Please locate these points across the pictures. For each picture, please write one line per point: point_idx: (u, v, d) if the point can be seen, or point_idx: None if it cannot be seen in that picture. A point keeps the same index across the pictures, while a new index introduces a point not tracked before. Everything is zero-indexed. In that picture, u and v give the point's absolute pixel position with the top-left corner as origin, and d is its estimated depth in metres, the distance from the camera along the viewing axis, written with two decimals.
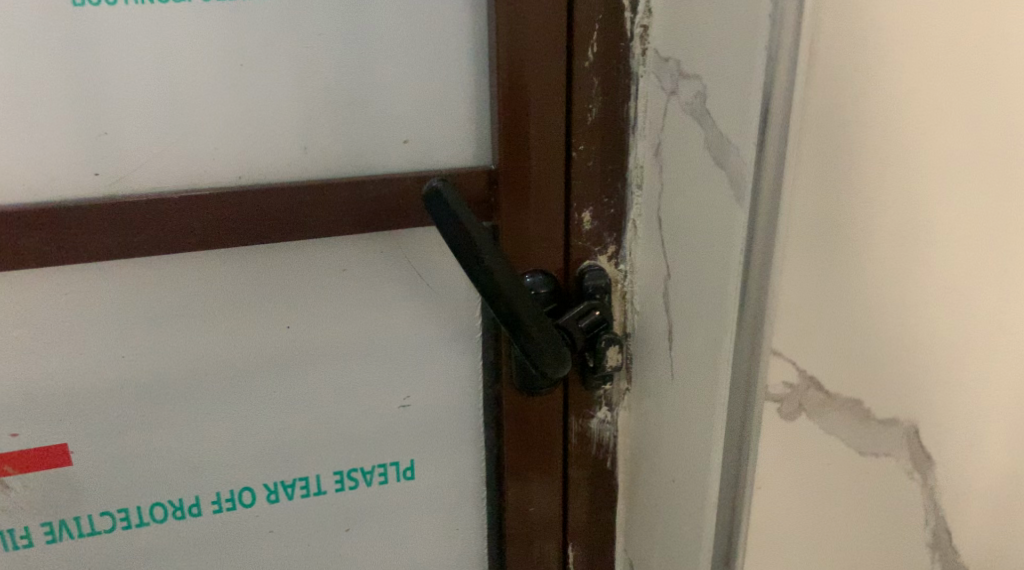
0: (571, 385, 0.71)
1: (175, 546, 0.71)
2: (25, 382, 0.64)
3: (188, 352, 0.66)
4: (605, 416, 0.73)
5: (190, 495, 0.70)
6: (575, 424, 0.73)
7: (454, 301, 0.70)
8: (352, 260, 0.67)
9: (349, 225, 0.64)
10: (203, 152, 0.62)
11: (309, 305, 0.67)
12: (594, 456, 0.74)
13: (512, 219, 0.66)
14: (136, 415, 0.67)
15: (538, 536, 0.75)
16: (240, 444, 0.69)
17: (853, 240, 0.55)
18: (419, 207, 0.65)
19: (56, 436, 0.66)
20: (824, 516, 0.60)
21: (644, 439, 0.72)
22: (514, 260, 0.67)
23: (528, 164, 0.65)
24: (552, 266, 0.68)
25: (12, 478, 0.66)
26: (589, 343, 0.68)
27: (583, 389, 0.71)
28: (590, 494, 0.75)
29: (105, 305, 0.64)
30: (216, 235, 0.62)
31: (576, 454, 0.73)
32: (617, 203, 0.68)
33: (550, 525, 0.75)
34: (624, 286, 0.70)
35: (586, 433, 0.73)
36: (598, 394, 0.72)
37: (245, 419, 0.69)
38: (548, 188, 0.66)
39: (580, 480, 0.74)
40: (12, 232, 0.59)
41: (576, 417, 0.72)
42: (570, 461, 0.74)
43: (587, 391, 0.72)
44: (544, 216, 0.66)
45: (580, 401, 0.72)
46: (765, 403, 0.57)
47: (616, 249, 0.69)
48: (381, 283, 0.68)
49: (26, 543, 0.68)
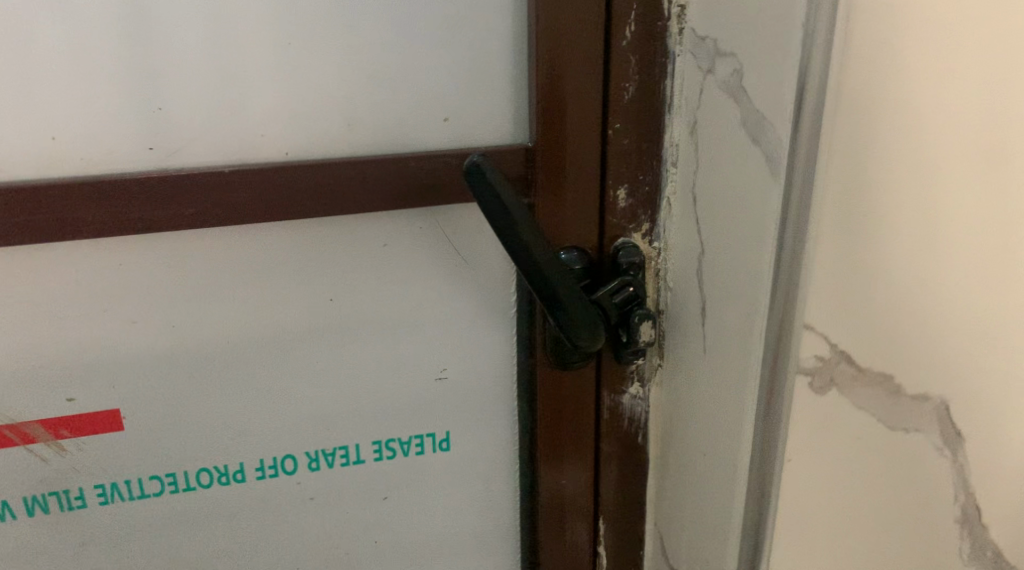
0: (604, 360, 0.72)
1: (220, 510, 0.73)
2: (81, 349, 0.67)
3: (234, 322, 0.68)
4: (637, 391, 0.74)
5: (235, 461, 0.72)
6: (608, 399, 0.74)
7: (491, 277, 0.72)
8: (392, 233, 0.69)
9: (388, 199, 0.66)
10: (251, 128, 0.64)
11: (350, 279, 0.69)
12: (626, 431, 0.75)
13: (548, 196, 0.67)
14: (184, 383, 0.69)
15: (570, 510, 0.76)
16: (283, 413, 0.72)
17: (884, 216, 0.55)
18: (460, 182, 0.67)
19: (108, 402, 0.68)
20: (852, 491, 0.61)
21: (675, 414, 0.73)
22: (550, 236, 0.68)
23: (565, 142, 0.66)
24: (586, 242, 0.69)
25: (68, 441, 0.69)
26: (622, 319, 0.69)
27: (616, 364, 0.72)
28: (622, 468, 0.76)
29: (157, 276, 0.66)
30: (260, 209, 0.64)
31: (609, 428, 0.75)
32: (652, 180, 0.69)
33: (581, 500, 0.76)
34: (657, 263, 0.71)
35: (618, 408, 0.74)
36: (630, 369, 0.73)
37: (287, 389, 0.71)
38: (585, 166, 0.67)
39: (612, 454, 0.75)
40: (71, 204, 0.62)
41: (608, 392, 0.73)
42: (603, 435, 0.75)
43: (620, 366, 0.73)
44: (580, 192, 0.67)
45: (613, 375, 0.73)
46: (797, 376, 0.58)
47: (650, 227, 0.70)
48: (420, 257, 0.70)
49: (80, 504, 0.71)
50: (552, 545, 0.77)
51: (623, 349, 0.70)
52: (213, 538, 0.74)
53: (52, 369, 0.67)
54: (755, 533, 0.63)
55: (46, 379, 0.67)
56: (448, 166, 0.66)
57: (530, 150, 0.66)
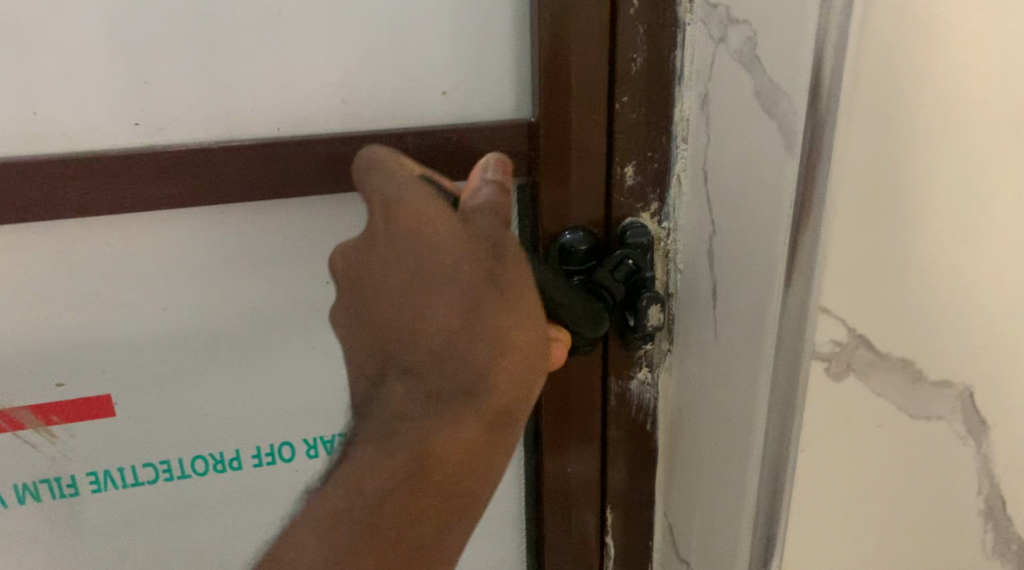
0: (611, 345, 0.69)
1: (216, 497, 0.72)
2: (69, 333, 0.64)
3: (227, 305, 0.66)
4: (645, 377, 0.71)
5: (230, 449, 0.70)
6: (615, 385, 0.70)
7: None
8: None
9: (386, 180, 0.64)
10: (242, 103, 0.61)
11: None
12: (634, 418, 0.71)
13: (550, 174, 0.64)
14: (177, 369, 0.67)
15: (572, 502, 0.73)
16: (280, 400, 0.70)
17: (908, 192, 0.51)
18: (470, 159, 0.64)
19: (99, 388, 0.66)
20: (872, 488, 0.57)
21: (684, 401, 0.69)
22: (550, 216, 0.65)
23: (568, 117, 0.63)
24: (591, 222, 0.66)
25: (58, 428, 0.67)
26: (629, 300, 0.66)
27: (624, 350, 0.69)
28: (630, 456, 0.73)
29: (148, 258, 0.64)
30: (254, 188, 0.62)
31: (616, 415, 0.71)
32: (661, 157, 0.66)
33: (587, 489, 0.72)
34: (666, 244, 0.68)
35: (626, 394, 0.71)
36: (638, 354, 0.70)
37: (285, 375, 0.69)
38: (589, 142, 0.63)
39: (620, 442, 0.72)
40: (55, 183, 0.59)
41: (615, 377, 0.70)
42: (611, 423, 0.71)
43: (628, 352, 0.69)
44: (585, 170, 0.64)
45: (620, 361, 0.69)
46: (812, 361, 0.54)
47: (660, 206, 0.67)
48: None
49: (72, 492, 0.69)
50: (557, 540, 0.74)
51: (631, 334, 0.67)
52: (212, 524, 0.73)
53: (41, 354, 0.65)
54: (768, 538, 0.58)
55: (34, 364, 0.65)
56: (448, 144, 0.63)
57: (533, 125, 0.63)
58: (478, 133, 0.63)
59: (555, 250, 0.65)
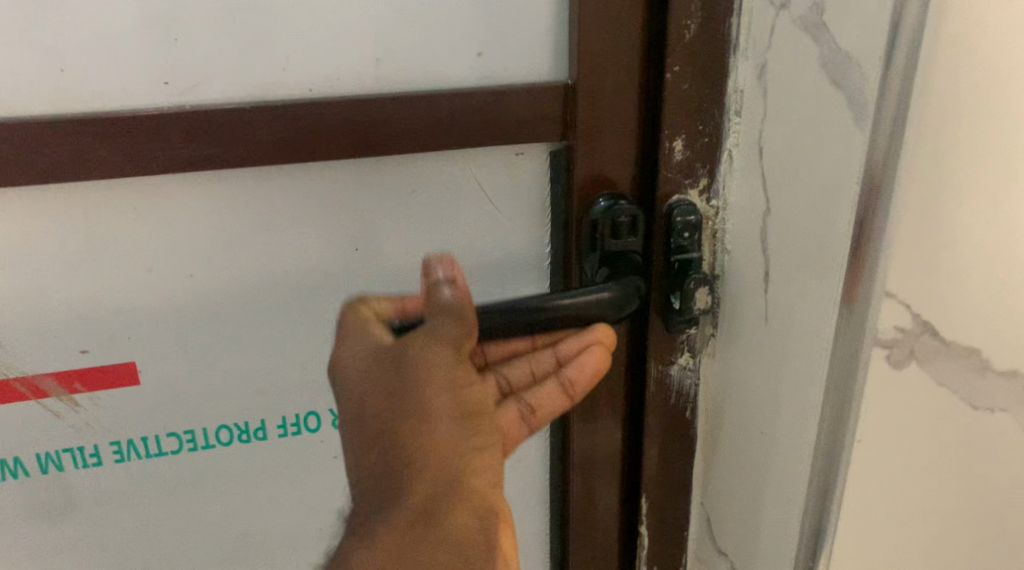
0: (652, 330, 0.65)
1: (240, 468, 0.70)
2: (94, 298, 0.62)
3: (254, 272, 0.64)
4: (687, 362, 0.67)
5: (255, 419, 0.68)
6: (655, 369, 0.66)
7: (520, 223, 0.66)
8: (422, 179, 0.64)
9: (420, 145, 0.61)
10: (274, 61, 0.59)
11: (377, 226, 0.65)
12: (675, 406, 0.67)
13: (586, 141, 0.62)
14: (203, 336, 0.65)
15: (596, 474, 0.70)
16: (305, 368, 0.68)
17: (988, 168, 0.48)
18: (515, 119, 0.62)
19: (124, 355, 0.64)
20: (931, 490, 0.54)
21: (729, 389, 0.65)
22: (584, 184, 0.63)
23: (607, 78, 0.60)
24: (627, 190, 0.64)
25: (81, 395, 0.65)
26: (674, 280, 0.64)
27: (667, 334, 0.65)
28: (665, 446, 0.69)
29: (174, 222, 0.62)
30: (282, 151, 0.60)
31: (654, 402, 0.67)
32: (712, 131, 0.62)
33: (613, 462, 0.70)
34: (714, 224, 0.64)
35: (665, 380, 0.67)
36: (680, 340, 0.66)
37: (311, 343, 0.67)
38: (625, 106, 0.61)
39: (656, 432, 0.68)
40: (81, 142, 0.57)
41: (655, 362, 0.66)
42: (650, 410, 0.67)
43: (671, 336, 0.65)
44: (622, 135, 0.62)
45: (661, 345, 0.66)
46: (873, 348, 0.51)
47: (709, 183, 0.63)
48: (451, 202, 0.65)
49: (95, 461, 0.67)
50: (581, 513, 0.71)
51: (674, 317, 0.64)
52: (235, 496, 0.71)
53: (64, 320, 0.63)
54: (817, 525, 0.56)
55: (57, 330, 0.63)
56: (478, 107, 0.61)
57: (569, 88, 0.61)
58: (511, 93, 0.61)
59: (589, 220, 0.63)
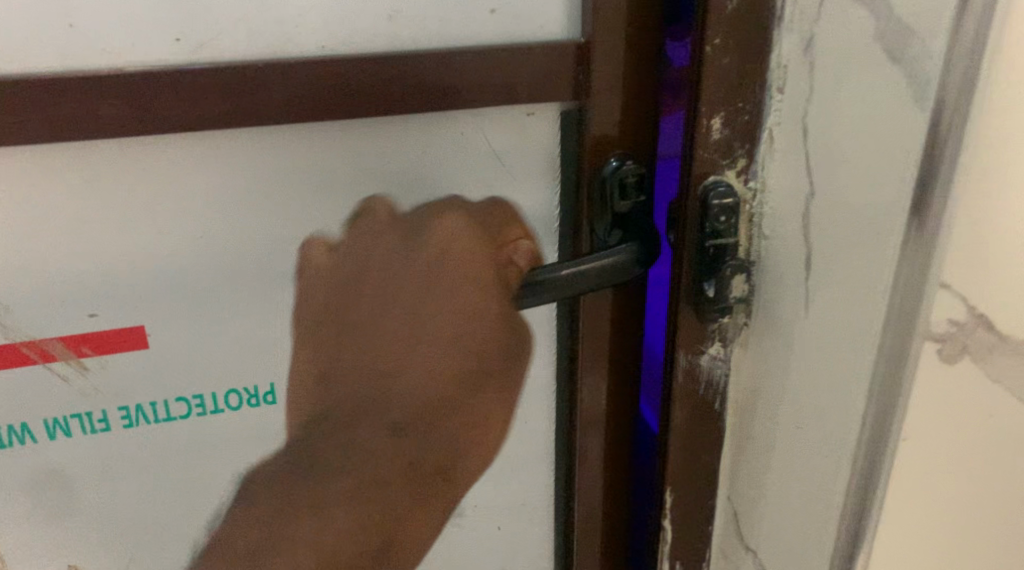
0: (682, 320, 0.59)
1: (248, 436, 0.66)
2: (103, 260, 0.60)
3: (267, 234, 0.61)
4: (717, 353, 0.60)
5: (266, 382, 0.65)
6: (682, 360, 0.60)
7: (536, 183, 0.65)
8: (438, 139, 0.62)
9: (437, 104, 0.59)
10: (290, 16, 0.56)
11: (391, 187, 0.62)
12: (701, 398, 0.61)
13: (597, 102, 0.62)
14: (213, 298, 0.62)
15: (601, 430, 0.72)
16: (315, 332, 0.65)
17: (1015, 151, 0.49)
18: (528, 78, 0.60)
19: (133, 317, 0.61)
20: (982, 479, 0.56)
21: (759, 383, 0.60)
22: (596, 140, 0.63)
23: (618, 38, 0.60)
24: (635, 154, 0.64)
25: (89, 358, 0.62)
26: (708, 266, 0.57)
27: (697, 325, 0.59)
28: (695, 446, 0.62)
29: (186, 181, 0.59)
30: (290, 106, 0.57)
31: (682, 397, 0.61)
32: (753, 108, 0.55)
33: (614, 417, 0.72)
34: (753, 207, 0.57)
35: (694, 372, 0.60)
36: (711, 329, 0.59)
37: (322, 307, 0.64)
38: (631, 65, 0.61)
39: (682, 428, 0.61)
40: (92, 98, 0.55)
41: (683, 353, 0.60)
42: (675, 405, 0.61)
43: (701, 328, 0.59)
44: (630, 98, 0.62)
45: (689, 335, 0.59)
46: (924, 344, 0.53)
47: (747, 163, 0.56)
48: (465, 164, 0.63)
49: (103, 428, 0.63)
50: (584, 485, 0.73)
51: (706, 305, 0.58)
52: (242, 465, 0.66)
53: (72, 281, 0.60)
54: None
55: (64, 293, 0.60)
56: (494, 63, 0.59)
57: (582, 47, 0.60)
58: (526, 51, 0.59)
59: (600, 177, 0.64)
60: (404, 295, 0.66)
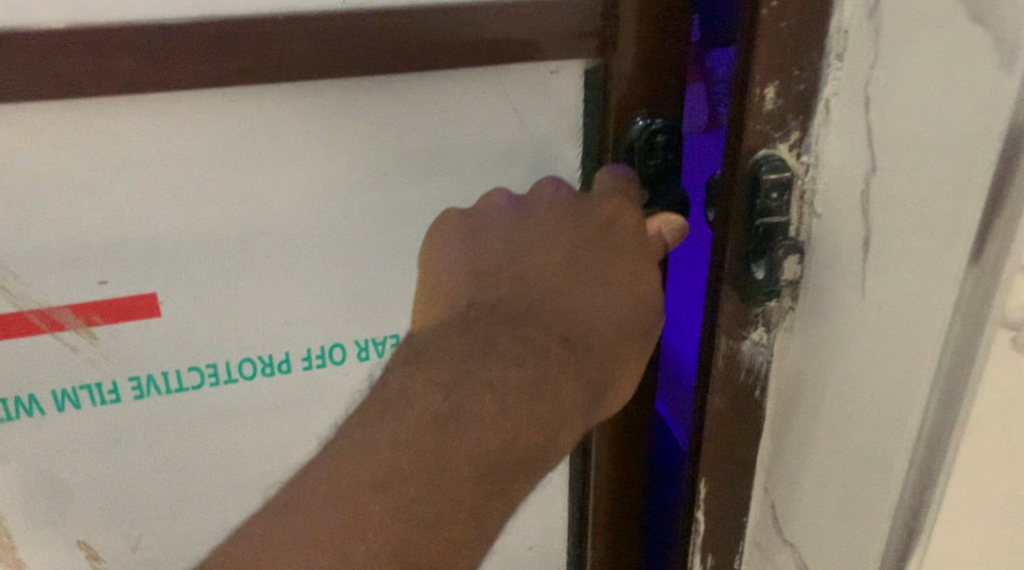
0: (725, 300, 0.57)
1: (261, 401, 0.69)
2: (114, 224, 0.60)
3: (278, 197, 0.62)
4: (761, 338, 0.57)
5: (280, 351, 0.67)
6: (722, 342, 0.57)
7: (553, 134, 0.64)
8: (454, 100, 0.62)
9: (451, 61, 0.59)
10: None
11: (410, 149, 0.63)
12: (742, 383, 0.59)
13: (629, 53, 0.61)
14: (224, 266, 0.63)
15: None
16: (328, 296, 0.66)
17: None
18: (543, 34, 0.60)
19: (146, 284, 0.62)
20: None
21: (805, 370, 0.57)
22: (620, 104, 0.63)
23: None
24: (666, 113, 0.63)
25: (100, 329, 0.63)
26: (756, 245, 0.55)
27: (740, 308, 0.57)
28: (735, 430, 0.60)
29: (195, 143, 0.59)
30: (306, 66, 0.57)
31: (722, 379, 0.58)
32: (809, 78, 0.52)
33: None
34: (805, 184, 0.54)
35: (736, 357, 0.58)
36: (756, 313, 0.57)
37: (336, 271, 0.65)
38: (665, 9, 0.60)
39: (722, 410, 0.59)
40: (97, 54, 0.54)
41: (725, 336, 0.57)
42: (713, 386, 0.59)
43: (746, 309, 0.57)
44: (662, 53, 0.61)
45: (734, 317, 0.57)
46: (998, 330, 0.46)
47: (801, 137, 0.54)
48: (485, 126, 0.63)
49: (114, 399, 0.66)
50: None
51: (753, 288, 0.56)
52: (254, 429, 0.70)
53: (83, 248, 0.60)
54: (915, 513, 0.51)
55: (74, 260, 0.61)
56: (505, 20, 0.59)
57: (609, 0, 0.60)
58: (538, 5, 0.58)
59: (628, 138, 0.63)
60: (550, 245, 0.60)
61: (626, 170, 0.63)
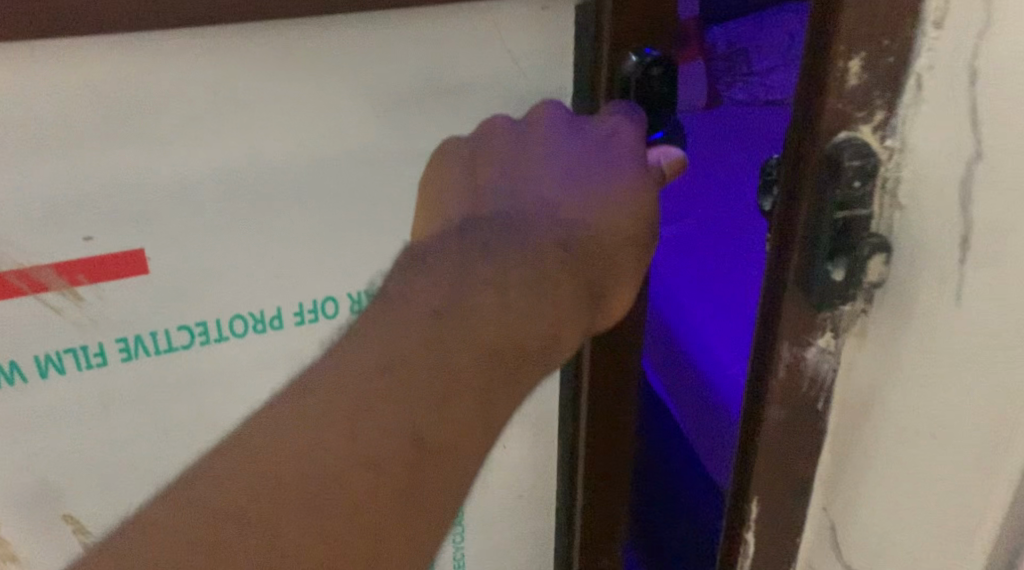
0: (790, 302, 0.48)
1: (252, 357, 0.67)
2: (102, 178, 0.57)
3: (273, 145, 0.59)
4: (828, 345, 0.49)
5: (271, 306, 0.65)
6: (785, 350, 0.49)
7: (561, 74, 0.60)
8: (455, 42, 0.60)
9: None
10: None
11: (407, 93, 0.61)
12: (804, 395, 0.51)
13: None
14: (215, 217, 0.60)
15: None
16: (323, 248, 0.64)
17: None
18: None
19: (135, 241, 0.59)
20: None
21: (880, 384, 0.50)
22: (611, 36, 0.59)
23: None
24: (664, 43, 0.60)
25: (85, 290, 0.60)
26: (834, 241, 0.46)
27: (806, 311, 0.48)
28: (793, 445, 0.52)
29: (188, 90, 0.56)
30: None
31: (781, 389, 0.50)
32: (899, 48, 0.43)
33: None
34: (892, 173, 0.45)
35: (798, 367, 0.50)
36: (824, 317, 0.48)
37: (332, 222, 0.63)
38: None
39: (780, 424, 0.51)
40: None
41: (789, 342, 0.49)
42: (771, 397, 0.51)
43: (813, 313, 0.48)
44: None
45: (800, 322, 0.49)
46: None
47: (887, 116, 0.45)
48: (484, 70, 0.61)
49: (100, 362, 0.63)
50: None
51: (825, 292, 0.47)
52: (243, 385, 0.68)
53: (69, 203, 0.57)
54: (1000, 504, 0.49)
55: (62, 217, 0.57)
56: None
57: None
58: None
59: (622, 74, 0.60)
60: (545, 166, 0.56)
61: (632, 110, 0.58)
